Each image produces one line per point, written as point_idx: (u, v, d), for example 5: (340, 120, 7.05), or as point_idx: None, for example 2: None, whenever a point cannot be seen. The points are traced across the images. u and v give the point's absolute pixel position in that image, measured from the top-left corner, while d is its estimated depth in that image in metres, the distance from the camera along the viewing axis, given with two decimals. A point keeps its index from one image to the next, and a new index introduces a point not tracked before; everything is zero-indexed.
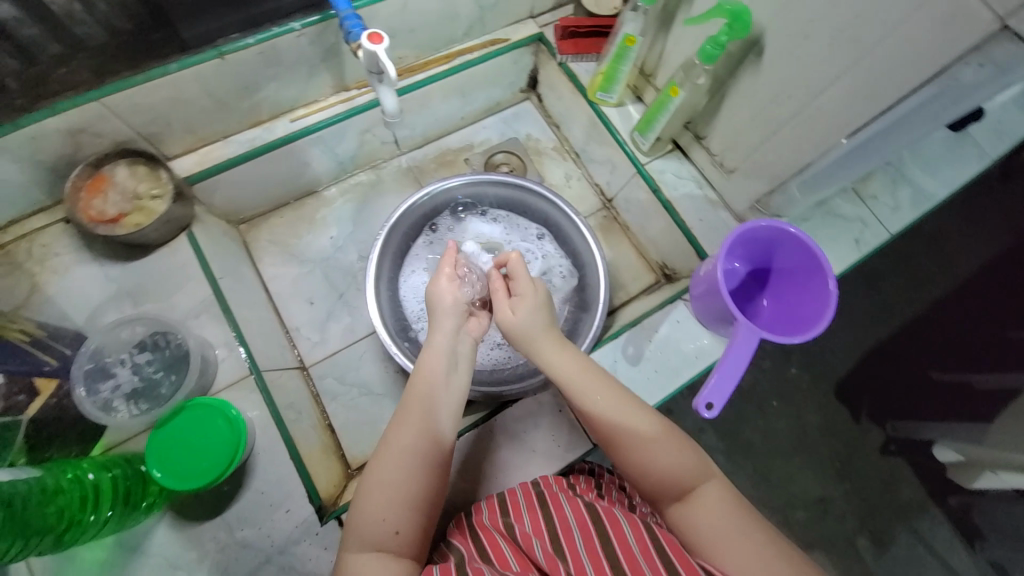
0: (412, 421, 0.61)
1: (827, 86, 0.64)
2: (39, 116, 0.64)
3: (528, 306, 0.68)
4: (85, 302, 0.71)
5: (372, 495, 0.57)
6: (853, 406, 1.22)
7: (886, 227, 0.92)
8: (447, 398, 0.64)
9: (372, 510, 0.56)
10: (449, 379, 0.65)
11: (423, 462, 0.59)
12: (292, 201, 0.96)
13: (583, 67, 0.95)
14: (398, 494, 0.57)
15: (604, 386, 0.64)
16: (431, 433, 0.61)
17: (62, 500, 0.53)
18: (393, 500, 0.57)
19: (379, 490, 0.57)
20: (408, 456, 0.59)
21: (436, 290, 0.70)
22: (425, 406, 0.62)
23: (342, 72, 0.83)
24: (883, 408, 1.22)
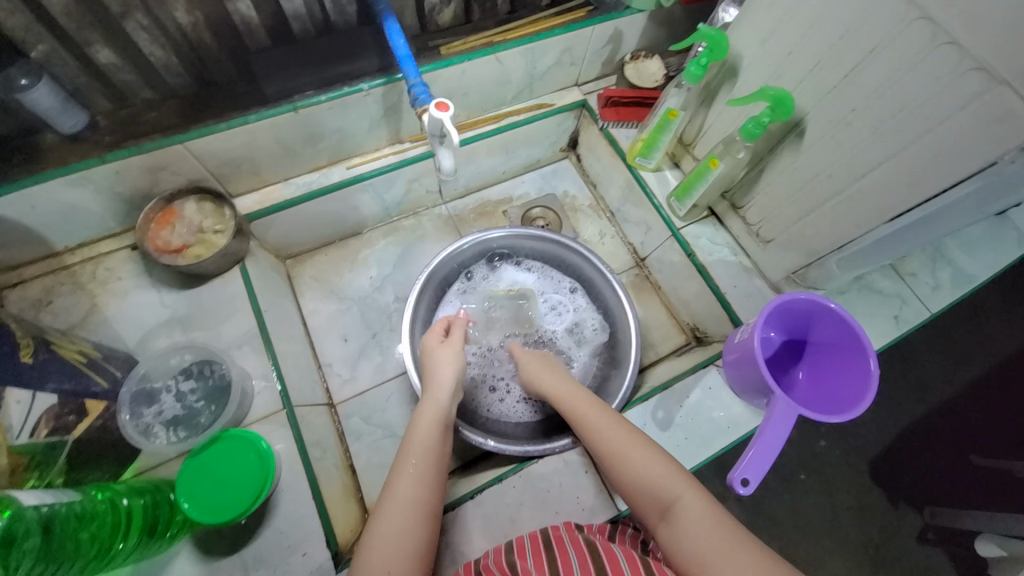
0: (411, 470, 0.62)
1: (870, 169, 0.65)
2: (124, 153, 0.70)
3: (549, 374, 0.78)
4: (139, 325, 0.75)
5: (374, 546, 0.55)
6: (892, 490, 1.15)
7: (925, 305, 0.90)
8: (442, 447, 0.66)
9: (375, 561, 0.54)
10: (444, 432, 0.68)
11: (425, 509, 0.59)
12: (338, 241, 1.01)
13: (624, 133, 0.99)
14: (399, 543, 0.56)
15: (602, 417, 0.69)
16: (429, 479, 0.62)
17: (95, 526, 0.52)
18: (397, 549, 0.55)
19: (381, 539, 0.56)
20: (411, 504, 0.59)
21: (432, 354, 0.77)
22: (425, 455, 0.64)
23: (399, 127, 0.89)
24: (923, 494, 1.15)
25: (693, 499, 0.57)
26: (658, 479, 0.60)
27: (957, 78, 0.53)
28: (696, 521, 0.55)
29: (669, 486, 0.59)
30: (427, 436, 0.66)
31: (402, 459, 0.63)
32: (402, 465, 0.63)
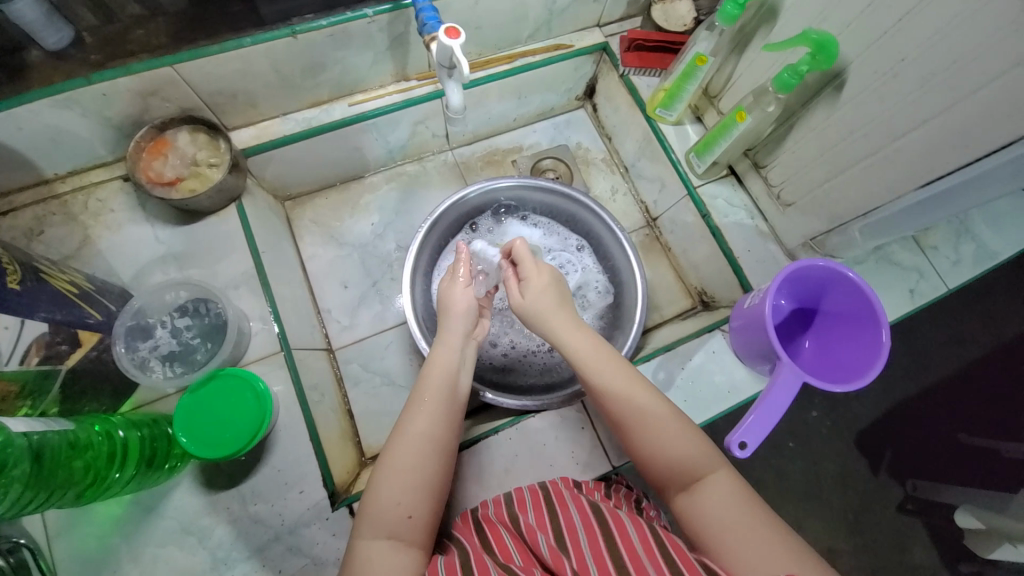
0: (426, 409, 0.61)
1: (911, 129, 0.61)
2: (112, 73, 0.65)
3: (543, 284, 0.71)
4: (133, 260, 0.73)
5: (386, 480, 0.56)
6: (880, 460, 1.17)
7: (943, 281, 0.87)
8: (457, 389, 0.65)
9: (387, 495, 0.56)
10: (460, 374, 0.67)
11: (439, 448, 0.59)
12: (339, 184, 0.97)
13: (645, 81, 0.92)
14: (412, 479, 0.57)
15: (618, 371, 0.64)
16: (444, 422, 0.61)
17: (90, 455, 0.53)
18: (409, 484, 0.56)
19: (394, 474, 0.56)
20: (425, 443, 0.59)
21: (450, 292, 0.71)
22: (441, 396, 0.63)
23: (405, 61, 0.83)
24: (911, 466, 1.17)
25: (685, 436, 0.59)
26: (652, 415, 0.60)
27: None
28: (687, 458, 0.58)
29: (661, 423, 0.60)
30: (443, 379, 0.64)
31: (418, 398, 0.62)
32: (417, 404, 0.62)
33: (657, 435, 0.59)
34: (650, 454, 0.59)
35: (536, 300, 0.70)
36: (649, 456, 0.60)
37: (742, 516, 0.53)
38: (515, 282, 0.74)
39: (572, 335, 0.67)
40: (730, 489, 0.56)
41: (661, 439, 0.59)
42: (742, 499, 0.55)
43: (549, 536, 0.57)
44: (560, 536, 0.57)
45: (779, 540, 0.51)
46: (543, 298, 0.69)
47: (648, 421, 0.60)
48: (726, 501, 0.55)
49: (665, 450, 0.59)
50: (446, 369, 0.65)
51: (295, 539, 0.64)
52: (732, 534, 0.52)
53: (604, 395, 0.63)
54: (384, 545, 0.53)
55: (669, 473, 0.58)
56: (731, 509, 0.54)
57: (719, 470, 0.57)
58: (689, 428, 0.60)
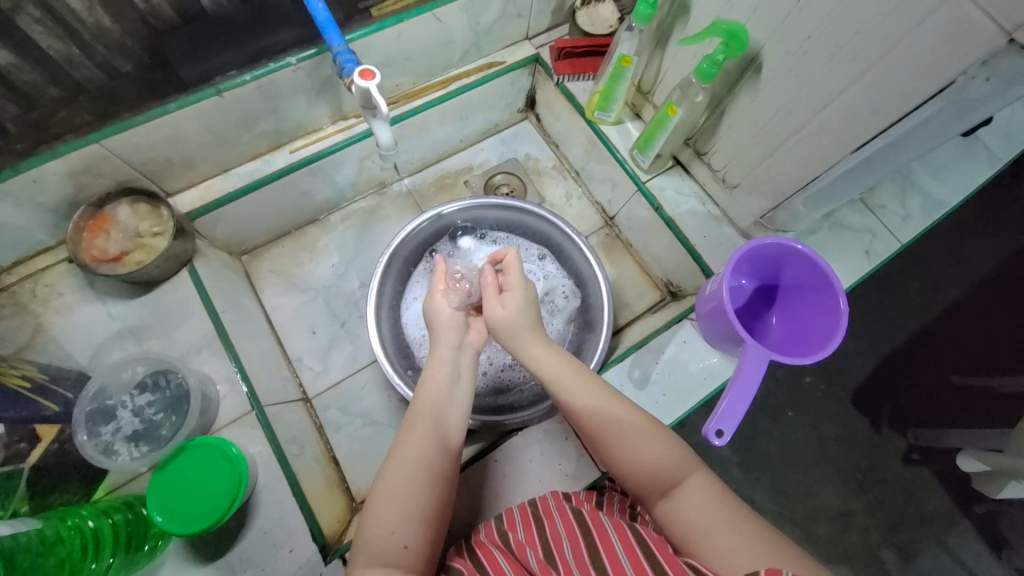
0: (419, 433, 0.60)
1: (831, 101, 0.62)
2: (40, 159, 0.64)
3: (518, 305, 0.68)
4: (90, 341, 0.72)
5: (379, 508, 0.55)
6: (875, 416, 1.18)
7: (896, 236, 0.89)
8: (453, 407, 0.64)
9: (380, 524, 0.54)
10: (454, 391, 0.65)
11: (433, 471, 0.58)
12: (293, 230, 0.97)
13: (580, 87, 0.94)
14: (407, 504, 0.55)
15: (586, 380, 0.64)
16: (439, 446, 0.60)
17: (63, 550, 0.52)
18: (405, 512, 0.55)
19: (387, 503, 0.55)
20: (418, 466, 0.57)
21: (433, 307, 0.71)
22: (433, 419, 0.62)
23: (339, 102, 0.84)
24: (906, 415, 1.19)
25: (658, 441, 0.59)
26: (623, 426, 0.60)
27: None
28: (663, 466, 0.58)
29: (634, 432, 0.60)
30: (435, 403, 0.63)
31: (410, 422, 0.61)
32: (411, 428, 0.61)
33: (631, 445, 0.59)
34: (625, 465, 0.59)
35: (514, 316, 0.68)
36: (626, 466, 0.59)
37: (723, 517, 0.53)
38: (495, 291, 0.71)
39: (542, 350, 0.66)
40: (705, 489, 0.56)
41: (637, 451, 0.59)
42: (717, 501, 0.55)
43: (538, 551, 0.58)
44: (548, 550, 0.57)
45: (759, 532, 0.52)
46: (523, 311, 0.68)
47: (621, 435, 0.60)
48: (704, 503, 0.54)
49: (641, 459, 0.58)
50: (437, 390, 0.64)
51: None
52: (718, 537, 0.52)
53: (577, 410, 0.63)
54: None
55: (648, 482, 0.58)
56: (710, 508, 0.54)
57: (694, 472, 0.57)
58: (662, 433, 0.60)
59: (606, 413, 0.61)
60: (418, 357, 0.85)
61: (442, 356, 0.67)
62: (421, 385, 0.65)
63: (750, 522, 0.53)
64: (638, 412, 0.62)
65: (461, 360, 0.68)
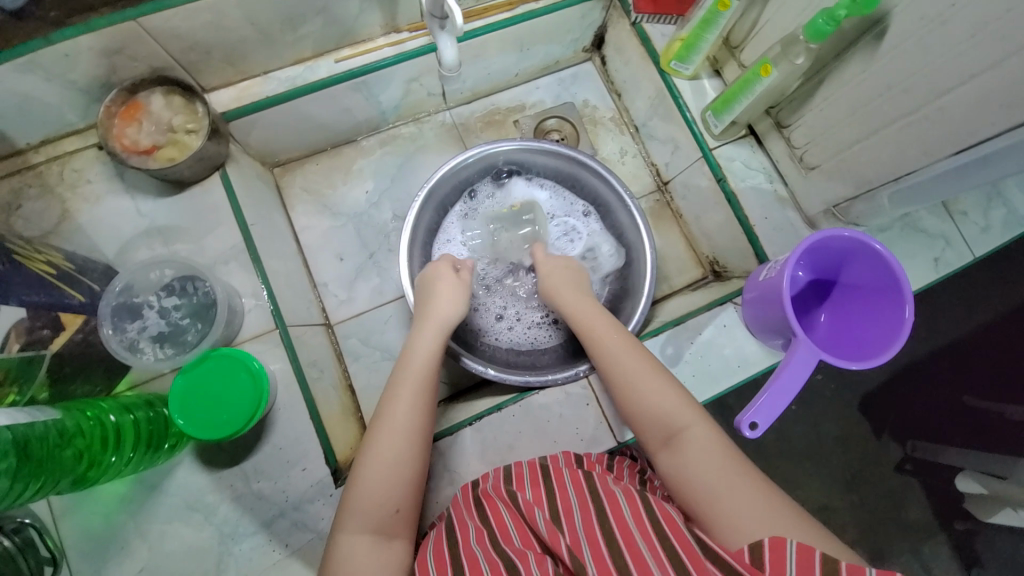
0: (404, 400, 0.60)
1: (959, 84, 0.54)
2: (73, 31, 0.59)
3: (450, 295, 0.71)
4: (117, 235, 0.70)
5: (370, 473, 0.56)
6: (887, 427, 1.16)
7: (971, 248, 0.82)
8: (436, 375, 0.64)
9: (371, 489, 0.55)
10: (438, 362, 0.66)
11: (419, 439, 0.59)
12: (330, 148, 0.91)
13: (659, 30, 0.84)
14: (394, 472, 0.56)
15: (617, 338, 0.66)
16: (422, 414, 0.60)
17: (81, 442, 0.53)
18: (393, 479, 0.56)
19: (376, 468, 0.56)
20: (405, 435, 0.58)
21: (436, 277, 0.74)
22: (418, 386, 0.62)
23: (395, 10, 0.76)
24: (905, 427, 1.16)
25: (671, 395, 0.60)
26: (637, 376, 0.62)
27: None
28: (672, 417, 0.58)
29: (647, 382, 0.61)
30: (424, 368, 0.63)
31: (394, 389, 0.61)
32: (397, 395, 0.61)
33: (645, 395, 0.61)
34: (634, 413, 0.61)
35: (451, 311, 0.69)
36: (637, 415, 0.61)
37: (728, 476, 0.53)
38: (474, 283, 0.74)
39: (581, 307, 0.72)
40: (713, 447, 0.56)
41: (650, 400, 0.60)
42: (724, 464, 0.55)
43: (545, 511, 0.57)
44: (557, 513, 0.56)
45: (763, 496, 0.51)
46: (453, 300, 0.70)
47: (637, 383, 0.62)
48: (712, 460, 0.55)
49: (652, 408, 0.60)
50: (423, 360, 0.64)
51: (301, 515, 0.64)
52: (722, 497, 0.52)
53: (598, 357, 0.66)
54: (371, 538, 0.54)
55: (658, 434, 0.59)
56: (716, 465, 0.54)
57: (703, 428, 0.58)
58: (677, 389, 0.61)
59: (625, 365, 0.63)
60: None
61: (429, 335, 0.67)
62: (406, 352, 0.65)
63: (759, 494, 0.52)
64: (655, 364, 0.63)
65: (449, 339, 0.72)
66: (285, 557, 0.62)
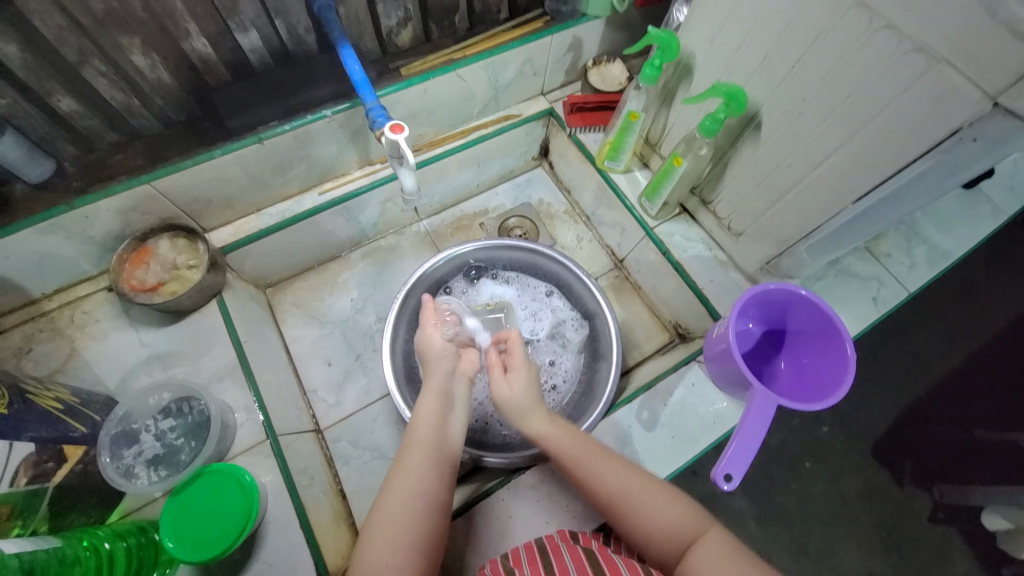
0: (415, 465, 0.61)
1: (825, 158, 0.66)
2: (95, 197, 0.70)
3: (523, 384, 0.69)
4: (118, 366, 0.76)
5: (374, 541, 0.56)
6: (897, 469, 1.14)
7: (903, 285, 0.91)
8: (446, 440, 0.65)
9: (374, 556, 0.55)
10: (447, 423, 0.66)
11: (425, 505, 0.59)
12: (316, 265, 1.02)
13: (592, 138, 1.00)
14: (398, 538, 0.56)
15: (595, 454, 0.64)
16: (431, 476, 0.61)
17: (79, 570, 0.53)
18: (397, 542, 0.56)
19: (383, 531, 0.56)
20: (411, 497, 0.59)
21: (425, 339, 0.72)
22: (427, 449, 0.63)
23: (367, 150, 0.91)
24: (929, 471, 1.14)
25: (667, 504, 0.60)
26: (631, 494, 0.61)
27: (900, 59, 0.54)
28: (677, 528, 0.58)
29: (640, 496, 0.61)
30: (429, 433, 0.64)
31: (406, 453, 0.62)
32: (406, 459, 0.62)
33: (643, 509, 0.60)
34: (644, 534, 0.60)
35: (520, 396, 0.68)
36: (641, 533, 0.60)
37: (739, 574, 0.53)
38: (500, 370, 0.72)
39: (546, 429, 0.67)
40: (722, 545, 0.56)
41: (651, 516, 0.60)
42: (735, 555, 0.55)
43: None
44: None
45: None
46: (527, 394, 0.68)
47: (631, 502, 0.61)
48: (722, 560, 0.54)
49: (650, 520, 0.60)
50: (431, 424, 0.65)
51: None
52: None
53: (588, 483, 0.63)
54: None
55: (665, 547, 0.58)
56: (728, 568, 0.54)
57: (709, 531, 0.58)
58: (672, 496, 0.61)
59: (618, 486, 0.62)
60: (422, 376, 0.88)
61: (436, 386, 0.68)
62: (416, 414, 0.66)
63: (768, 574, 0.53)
64: (648, 478, 0.63)
65: (455, 389, 0.70)
66: None
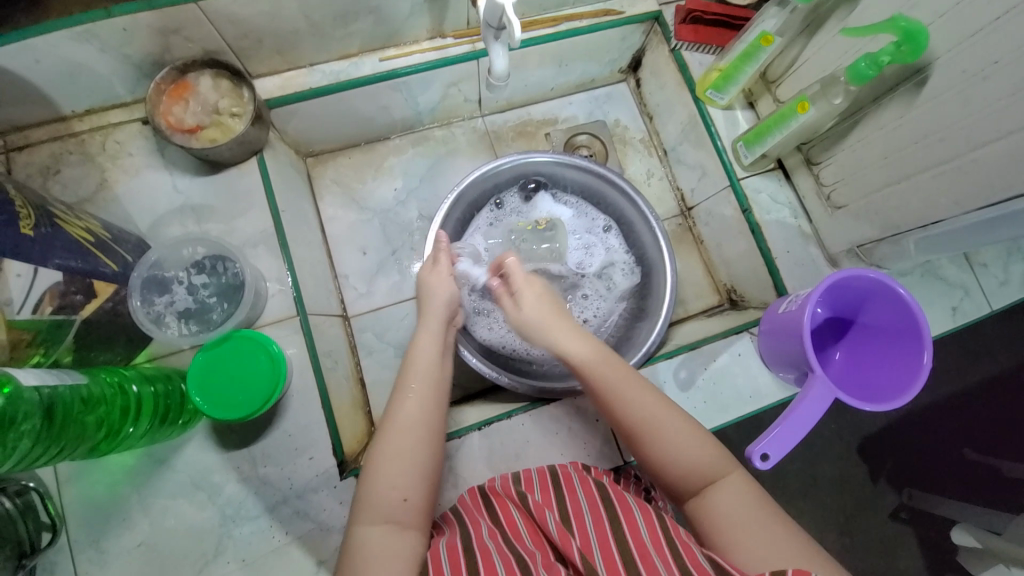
0: (413, 394, 0.62)
1: (993, 139, 0.55)
2: (132, 7, 0.61)
3: (532, 301, 0.69)
4: (151, 209, 0.71)
5: (380, 465, 0.56)
6: (874, 464, 1.12)
7: (988, 300, 0.82)
8: (444, 369, 0.66)
9: (381, 479, 0.56)
10: (444, 357, 0.68)
11: (429, 432, 0.60)
12: (363, 143, 0.93)
13: (697, 59, 0.86)
14: (405, 463, 0.56)
15: (627, 377, 0.62)
16: (429, 403, 0.62)
17: (103, 410, 0.53)
18: (404, 468, 0.56)
19: (386, 456, 0.57)
20: (415, 424, 0.59)
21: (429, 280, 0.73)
22: (428, 382, 0.63)
23: (442, 16, 0.77)
24: (906, 474, 1.12)
25: (698, 442, 0.57)
26: (660, 423, 0.58)
27: None
28: (701, 465, 0.56)
29: (671, 430, 0.58)
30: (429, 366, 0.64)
31: (404, 384, 0.63)
32: (404, 389, 0.63)
33: (668, 441, 0.57)
34: (664, 464, 0.57)
35: (529, 313, 0.68)
36: (661, 463, 0.57)
37: (754, 518, 0.53)
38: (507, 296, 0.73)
39: (571, 339, 0.66)
40: (740, 487, 0.55)
41: (673, 449, 0.57)
42: (755, 502, 0.54)
43: (555, 514, 0.56)
44: (566, 517, 0.56)
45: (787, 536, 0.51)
46: (539, 307, 0.68)
47: (662, 434, 0.57)
48: (743, 505, 0.54)
49: (676, 451, 0.57)
50: (429, 357, 0.66)
51: (303, 503, 0.64)
52: (749, 532, 0.52)
53: (619, 403, 0.60)
54: (381, 527, 0.53)
55: (682, 482, 0.57)
56: (746, 515, 0.53)
57: (730, 473, 0.56)
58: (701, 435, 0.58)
59: (646, 416, 0.59)
60: None
61: (432, 327, 0.69)
62: (413, 348, 0.67)
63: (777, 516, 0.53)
64: (678, 412, 0.59)
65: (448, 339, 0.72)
66: (283, 546, 0.62)
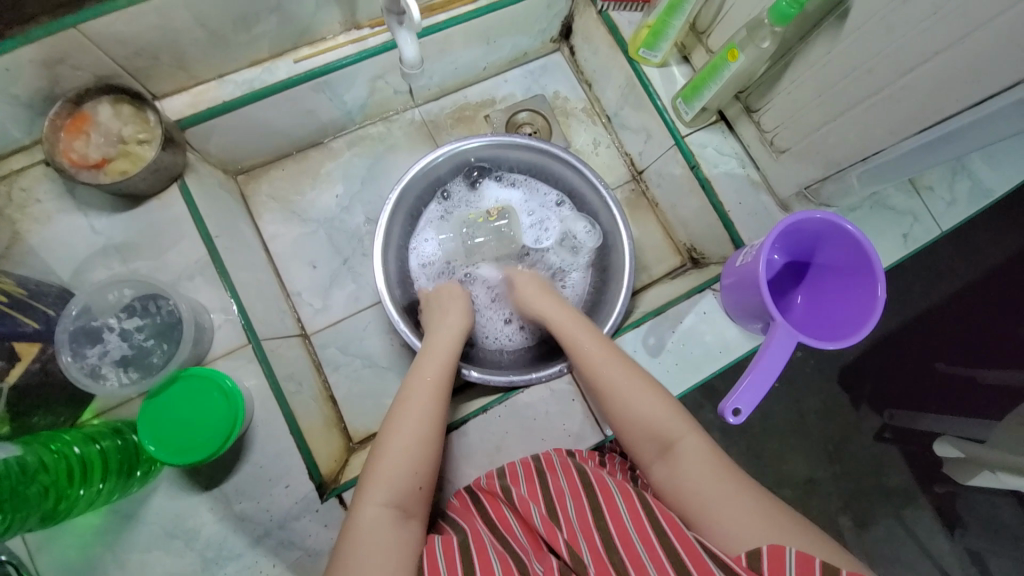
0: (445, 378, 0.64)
1: (918, 64, 0.55)
2: (10, 43, 0.56)
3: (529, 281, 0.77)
4: (71, 256, 0.66)
5: (399, 449, 0.56)
6: (854, 391, 1.16)
7: (937, 222, 0.83)
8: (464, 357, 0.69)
9: (400, 462, 0.56)
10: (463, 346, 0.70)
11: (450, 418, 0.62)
12: (295, 152, 0.88)
13: (626, 18, 0.84)
14: (426, 447, 0.57)
15: (595, 340, 0.66)
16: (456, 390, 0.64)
17: (46, 478, 0.52)
18: (422, 450, 0.57)
19: (405, 440, 0.57)
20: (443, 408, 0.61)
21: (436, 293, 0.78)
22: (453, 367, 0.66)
23: (353, 7, 0.73)
24: (884, 397, 1.16)
25: (655, 401, 0.59)
26: (619, 381, 0.61)
27: None
28: (657, 423, 0.58)
29: (631, 389, 0.61)
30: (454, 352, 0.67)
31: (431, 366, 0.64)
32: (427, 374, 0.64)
33: (626, 398, 0.60)
34: (622, 419, 0.60)
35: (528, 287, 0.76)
36: (621, 419, 0.60)
37: (713, 482, 0.53)
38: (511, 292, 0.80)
39: (548, 307, 0.73)
40: (698, 451, 0.56)
41: (630, 404, 0.60)
42: (712, 464, 0.54)
43: (541, 508, 0.56)
44: (552, 508, 0.56)
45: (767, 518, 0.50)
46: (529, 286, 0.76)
47: (617, 392, 0.61)
48: (699, 464, 0.54)
49: (637, 415, 0.59)
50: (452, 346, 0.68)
51: (287, 533, 0.62)
52: (714, 508, 0.51)
53: (580, 363, 0.65)
54: (391, 514, 0.53)
55: (639, 438, 0.59)
56: (702, 475, 0.54)
57: (686, 436, 0.57)
58: (659, 394, 0.60)
59: (606, 372, 0.63)
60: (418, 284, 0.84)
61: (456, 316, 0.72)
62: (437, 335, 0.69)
63: (756, 498, 0.51)
64: (637, 370, 0.62)
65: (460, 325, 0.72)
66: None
